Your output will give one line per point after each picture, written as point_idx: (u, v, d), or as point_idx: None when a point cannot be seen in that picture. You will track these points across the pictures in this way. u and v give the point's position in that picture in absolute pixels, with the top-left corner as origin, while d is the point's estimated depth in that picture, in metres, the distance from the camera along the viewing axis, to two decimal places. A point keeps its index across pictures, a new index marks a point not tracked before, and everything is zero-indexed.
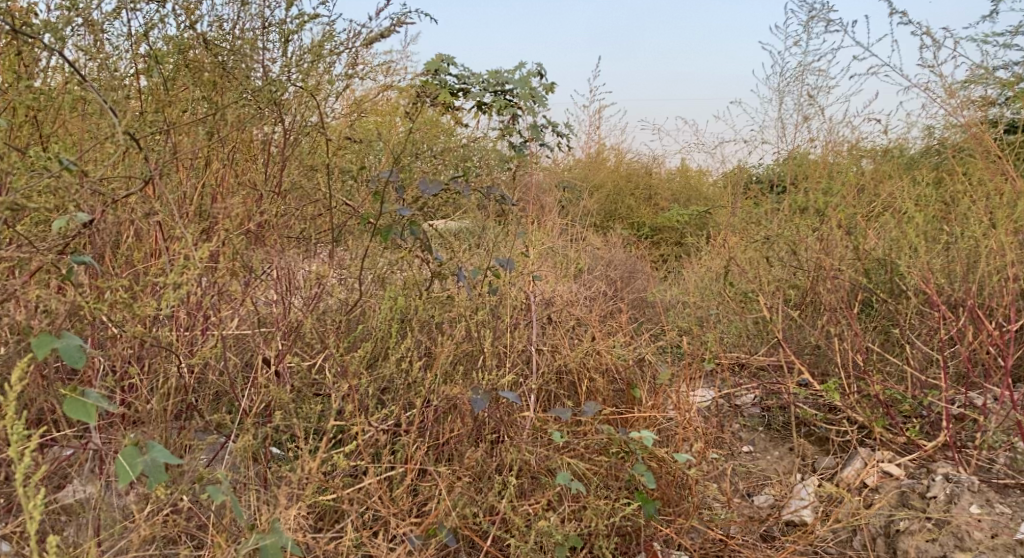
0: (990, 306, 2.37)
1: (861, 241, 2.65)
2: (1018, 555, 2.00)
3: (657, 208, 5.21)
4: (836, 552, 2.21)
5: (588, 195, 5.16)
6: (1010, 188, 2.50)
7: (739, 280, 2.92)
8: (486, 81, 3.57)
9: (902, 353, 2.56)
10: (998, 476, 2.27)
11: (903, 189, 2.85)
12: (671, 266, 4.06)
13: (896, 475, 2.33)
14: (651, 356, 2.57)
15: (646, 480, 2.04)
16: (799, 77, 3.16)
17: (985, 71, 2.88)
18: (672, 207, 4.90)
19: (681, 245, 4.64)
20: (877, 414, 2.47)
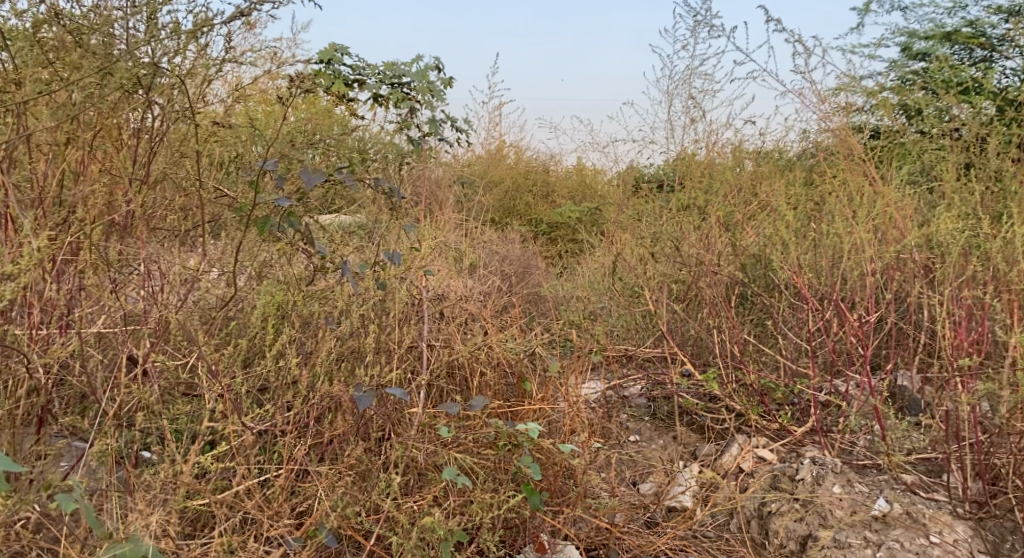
0: (851, 299, 2.54)
1: (739, 238, 2.82)
2: (872, 530, 2.16)
3: (554, 206, 5.28)
4: (714, 535, 2.33)
5: (486, 191, 5.17)
6: (871, 189, 2.69)
7: (628, 276, 3.00)
8: (382, 73, 3.50)
9: (775, 344, 2.70)
10: (858, 457, 2.44)
11: (779, 189, 3.01)
12: (565, 262, 4.12)
13: (769, 460, 2.48)
14: (542, 350, 2.61)
15: (532, 472, 2.04)
16: (687, 81, 3.27)
17: (852, 80, 3.07)
18: (568, 204, 4.97)
19: (577, 241, 4.73)
20: (752, 402, 2.60)
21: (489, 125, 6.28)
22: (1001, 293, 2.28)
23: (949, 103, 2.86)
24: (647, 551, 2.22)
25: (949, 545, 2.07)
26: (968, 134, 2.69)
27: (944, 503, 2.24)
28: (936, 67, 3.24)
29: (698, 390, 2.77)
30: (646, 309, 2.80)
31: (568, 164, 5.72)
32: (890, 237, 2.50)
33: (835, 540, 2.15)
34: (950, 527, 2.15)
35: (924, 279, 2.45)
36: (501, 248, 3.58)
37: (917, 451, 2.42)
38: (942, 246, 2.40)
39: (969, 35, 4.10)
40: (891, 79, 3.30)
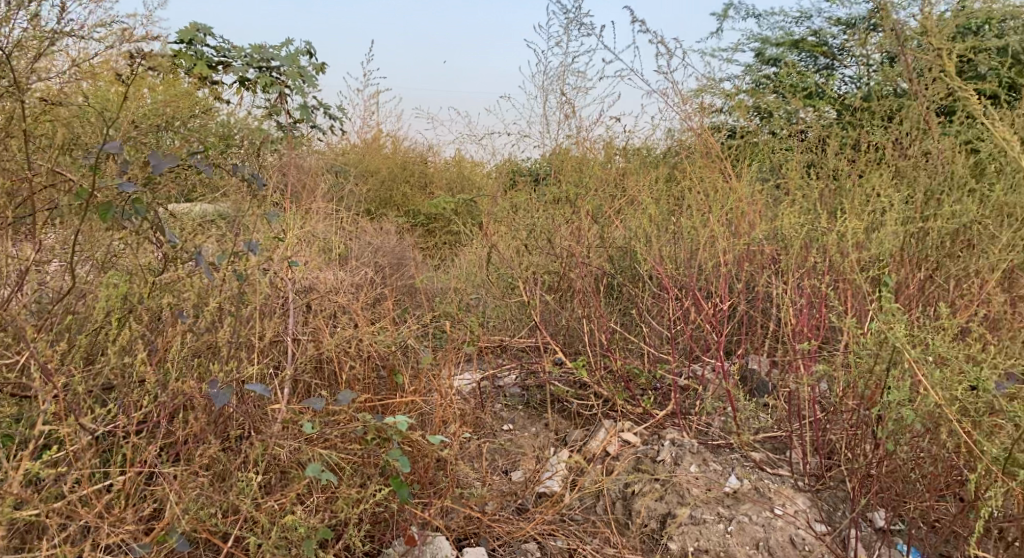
0: (708, 288, 2.69)
1: (606, 230, 2.94)
2: (724, 506, 2.32)
3: (432, 197, 5.27)
4: (581, 518, 2.42)
5: (362, 181, 5.08)
6: (726, 185, 2.86)
7: (502, 267, 3.03)
8: (249, 56, 3.35)
9: (641, 332, 2.82)
10: (713, 438, 2.59)
11: (645, 183, 3.14)
12: (441, 253, 4.12)
13: (633, 443, 2.59)
14: (414, 341, 2.60)
15: (400, 465, 2.00)
16: (561, 78, 3.35)
17: (712, 82, 3.24)
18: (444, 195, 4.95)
19: (455, 232, 4.73)
20: (619, 388, 2.71)
21: (366, 114, 6.15)
22: (836, 282, 2.49)
23: (795, 107, 3.08)
24: (516, 537, 2.28)
25: (790, 516, 2.25)
26: (810, 136, 2.91)
27: (787, 477, 2.43)
28: (785, 72, 3.48)
29: (569, 378, 2.85)
30: (519, 300, 2.84)
31: (448, 156, 5.71)
32: (742, 230, 2.67)
33: (691, 517, 2.28)
34: (792, 499, 2.34)
35: (771, 269, 2.64)
36: (374, 238, 3.52)
37: (766, 430, 2.60)
38: (787, 239, 2.59)
39: (813, 44, 4.43)
40: (746, 82, 3.51)
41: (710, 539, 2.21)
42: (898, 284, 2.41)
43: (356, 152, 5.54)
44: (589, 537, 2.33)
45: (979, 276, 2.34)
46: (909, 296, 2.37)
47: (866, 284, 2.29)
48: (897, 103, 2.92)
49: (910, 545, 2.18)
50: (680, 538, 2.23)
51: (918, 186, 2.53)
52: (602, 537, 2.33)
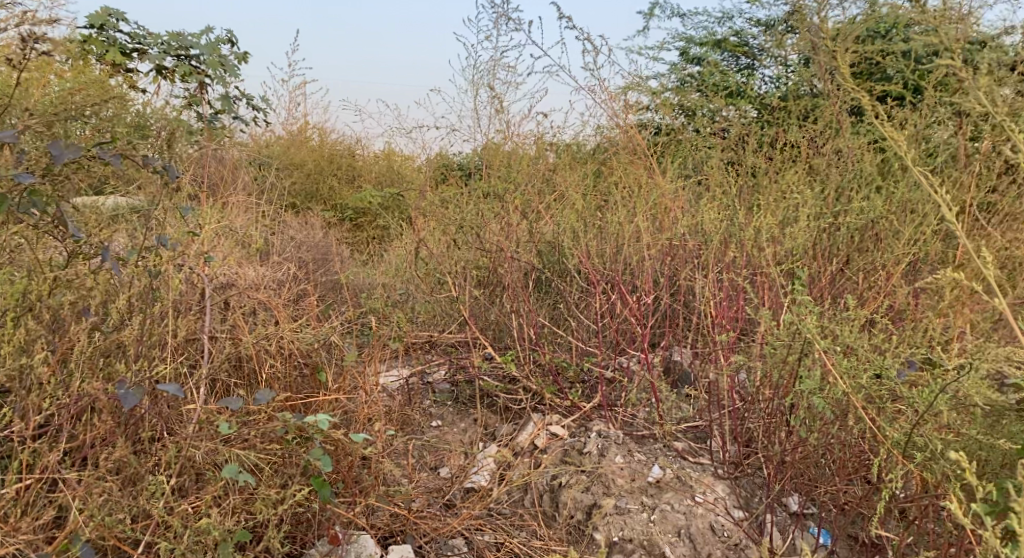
0: (634, 282, 2.73)
1: (535, 225, 2.95)
2: (648, 495, 2.37)
3: (360, 191, 5.22)
4: (509, 512, 2.43)
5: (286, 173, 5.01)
6: (651, 181, 2.91)
7: (430, 261, 3.01)
8: (166, 43, 3.21)
9: (569, 326, 2.85)
10: (639, 429, 2.65)
11: (573, 178, 3.16)
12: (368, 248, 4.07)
13: (560, 436, 2.62)
14: (339, 338, 2.55)
15: (322, 465, 1.95)
16: (492, 72, 3.34)
17: (639, 80, 3.30)
18: (372, 189, 4.89)
19: (384, 226, 4.67)
20: (547, 382, 2.73)
21: (292, 105, 6.01)
22: (753, 276, 2.57)
23: (718, 106, 3.16)
24: (443, 534, 2.26)
25: (710, 503, 2.32)
26: (731, 133, 2.99)
27: (707, 465, 2.50)
28: (708, 72, 3.56)
29: (498, 373, 2.85)
30: (447, 295, 2.83)
31: (378, 150, 5.63)
32: (665, 225, 2.73)
33: (616, 507, 2.32)
34: (711, 486, 2.40)
35: (694, 263, 2.70)
36: (298, 233, 3.44)
37: (688, 420, 2.67)
38: (708, 234, 2.66)
39: (734, 44, 4.53)
40: (671, 80, 3.57)
41: (634, 527, 2.25)
42: (810, 277, 2.51)
43: (282, 144, 5.45)
44: (516, 530, 2.34)
45: (884, 270, 2.46)
46: (820, 289, 2.47)
47: (780, 277, 2.38)
48: (812, 103, 3.02)
49: (822, 528, 2.28)
50: (605, 527, 2.26)
51: (830, 183, 2.63)
52: (529, 530, 2.35)
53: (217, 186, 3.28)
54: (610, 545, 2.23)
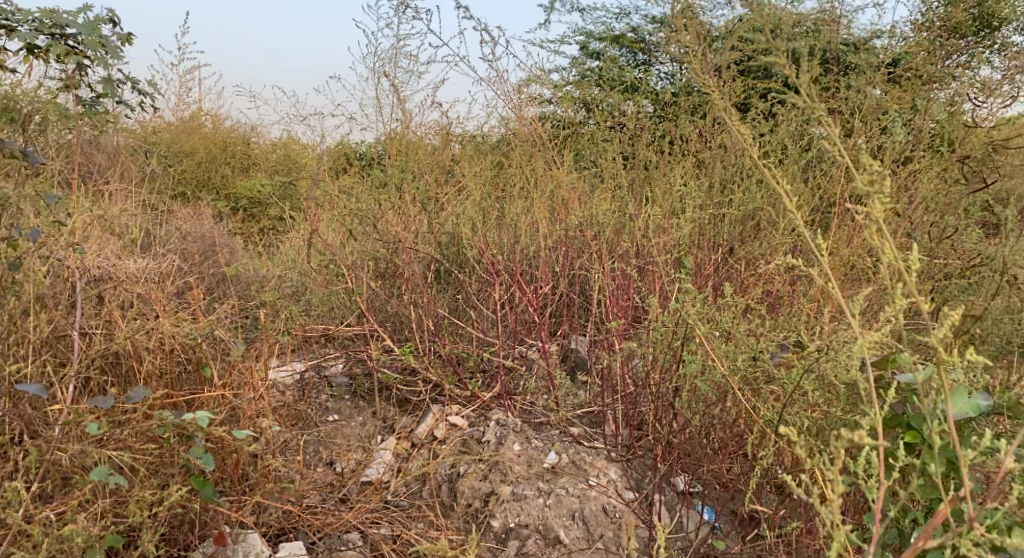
0: (532, 271, 2.75)
1: (434, 215, 2.93)
2: (544, 481, 2.41)
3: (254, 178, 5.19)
4: (406, 504, 2.42)
5: (176, 162, 4.95)
6: (548, 173, 2.94)
7: (326, 253, 2.94)
8: (38, 21, 3.01)
9: (468, 317, 2.85)
10: (537, 416, 2.68)
11: (477, 169, 3.11)
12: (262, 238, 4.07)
13: (459, 426, 2.62)
14: (227, 331, 2.47)
15: (203, 463, 1.87)
16: (393, 61, 3.29)
17: (540, 73, 3.33)
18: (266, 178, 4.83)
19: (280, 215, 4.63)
20: (446, 372, 2.73)
21: (184, 90, 5.80)
22: (645, 265, 2.65)
23: (618, 100, 3.20)
24: (335, 529, 2.24)
25: (603, 486, 2.38)
26: (627, 127, 3.05)
27: (601, 449, 2.57)
28: (607, 66, 3.62)
29: (397, 364, 2.83)
30: (344, 287, 2.78)
31: (277, 138, 5.46)
32: (561, 216, 2.77)
33: (513, 493, 2.36)
34: (605, 470, 2.47)
35: (589, 253, 2.75)
36: (185, 223, 3.30)
37: (584, 406, 2.73)
38: (602, 225, 2.72)
39: (631, 40, 4.64)
40: (571, 74, 3.63)
41: (530, 513, 2.29)
42: (697, 266, 2.61)
43: (174, 132, 5.38)
44: (413, 521, 2.34)
45: (764, 259, 2.59)
46: (706, 278, 2.57)
47: (668, 266, 2.46)
48: (703, 99, 3.12)
49: (706, 505, 2.39)
50: (502, 514, 2.30)
51: (716, 176, 2.74)
52: (427, 521, 2.35)
53: (95, 175, 3.11)
54: (506, 531, 2.26)
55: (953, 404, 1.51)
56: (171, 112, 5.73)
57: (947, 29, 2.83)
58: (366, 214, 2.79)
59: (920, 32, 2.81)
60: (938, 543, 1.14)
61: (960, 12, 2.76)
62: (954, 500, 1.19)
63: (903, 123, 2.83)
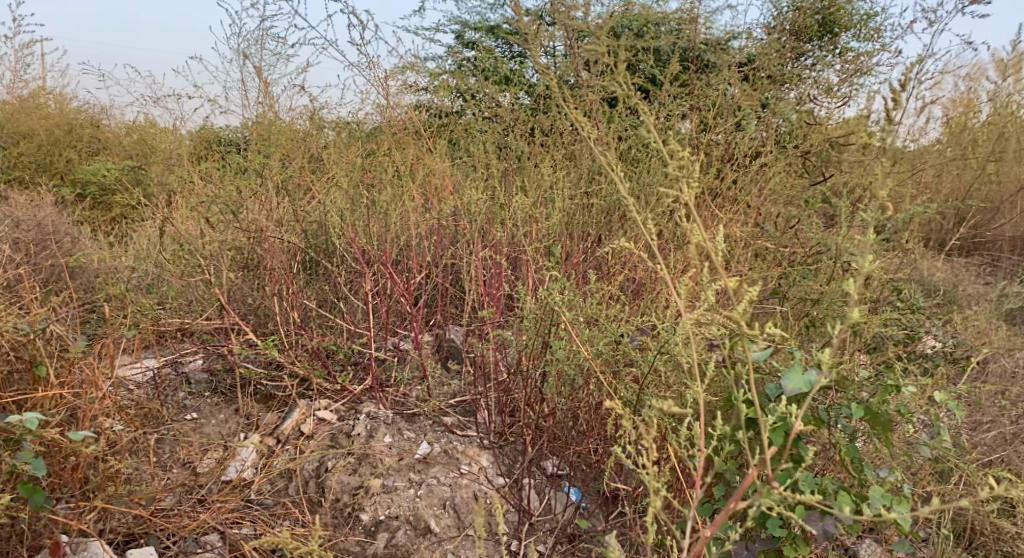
0: (403, 261, 2.72)
1: (300, 202, 2.82)
2: (415, 472, 2.39)
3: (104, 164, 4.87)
4: (271, 502, 2.33)
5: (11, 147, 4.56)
6: (420, 161, 2.90)
7: (183, 243, 2.78)
8: None
9: (339, 309, 2.78)
10: (409, 407, 2.65)
11: (348, 157, 3.00)
12: (112, 229, 3.84)
13: (328, 420, 2.56)
14: (66, 327, 2.29)
15: (31, 469, 1.72)
16: (260, 42, 3.16)
17: (415, 60, 3.26)
18: (116, 163, 4.55)
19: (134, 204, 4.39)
20: (315, 365, 2.65)
21: (21, 68, 5.33)
22: (515, 254, 2.68)
23: (492, 90, 3.19)
24: (191, 532, 2.13)
25: (474, 473, 2.40)
26: (500, 117, 3.05)
27: (474, 437, 2.58)
28: (483, 55, 3.61)
29: (262, 359, 2.72)
30: (202, 279, 2.64)
31: (132, 122, 5.11)
32: (432, 205, 2.75)
33: (383, 486, 2.33)
34: (476, 457, 2.49)
35: (460, 243, 2.74)
36: (20, 211, 3.03)
37: (457, 396, 2.73)
38: (473, 214, 2.71)
39: (507, 31, 4.66)
40: (447, 63, 3.59)
41: (400, 504, 2.28)
42: (565, 255, 2.66)
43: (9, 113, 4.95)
44: (277, 519, 2.26)
45: (628, 248, 2.68)
46: (573, 266, 2.63)
47: (535, 253, 2.50)
48: (575, 92, 3.16)
49: (574, 487, 2.44)
50: (372, 507, 2.27)
51: (583, 167, 2.80)
52: (293, 518, 2.28)
53: None
54: (375, 524, 2.23)
55: (791, 384, 1.72)
56: (7, 90, 5.26)
57: (793, 31, 3.02)
58: (227, 202, 2.66)
59: (770, 33, 2.99)
60: (746, 502, 1.36)
61: (805, 16, 2.95)
62: (760, 467, 1.43)
63: (757, 121, 2.99)
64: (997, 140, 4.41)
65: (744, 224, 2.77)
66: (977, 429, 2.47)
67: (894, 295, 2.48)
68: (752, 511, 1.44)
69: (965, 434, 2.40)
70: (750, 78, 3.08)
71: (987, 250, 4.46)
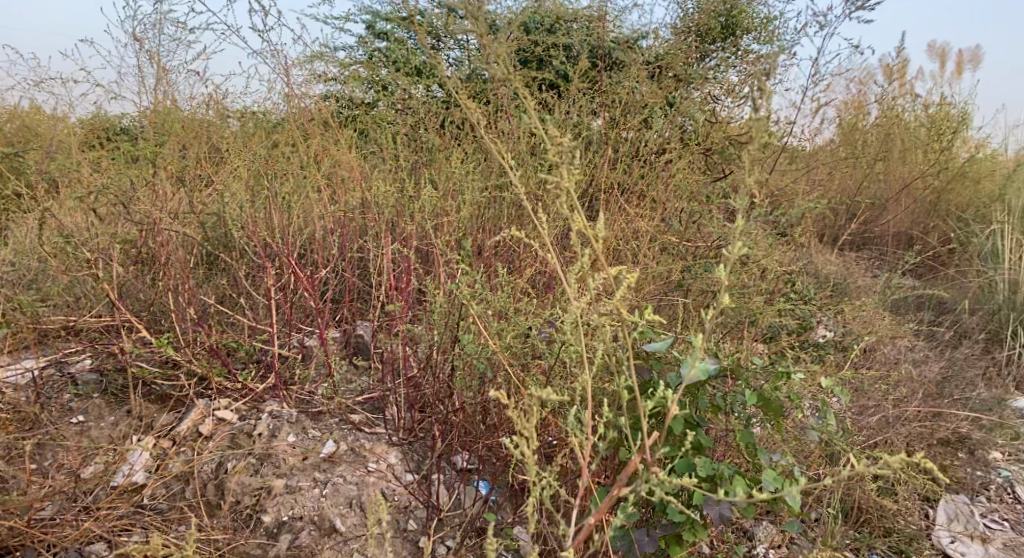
0: (309, 255, 2.65)
1: (199, 194, 2.71)
2: (320, 471, 2.33)
3: None
4: (164, 507, 2.22)
5: None
6: (327, 153, 2.83)
7: (69, 237, 2.61)
8: None
9: (240, 305, 2.68)
10: (315, 405, 2.58)
11: (251, 148, 2.91)
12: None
13: (228, 420, 2.47)
14: None
15: None
16: (157, 27, 3.01)
17: (323, 50, 3.19)
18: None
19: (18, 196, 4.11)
20: (214, 363, 2.55)
21: None
22: (424, 248, 2.66)
23: (402, 82, 3.16)
24: (73, 541, 2.01)
25: (381, 470, 2.36)
26: (411, 110, 3.01)
27: (382, 434, 2.53)
28: (394, 47, 3.56)
29: (157, 358, 2.59)
30: (90, 274, 2.49)
31: (15, 107, 4.78)
32: (339, 198, 2.69)
33: (286, 486, 2.26)
34: (384, 454, 2.45)
35: (367, 236, 2.69)
36: None
37: (365, 392, 2.68)
38: (380, 207, 2.67)
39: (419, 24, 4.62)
40: (357, 53, 3.53)
41: (305, 505, 2.21)
42: (474, 248, 2.66)
43: None
44: (171, 524, 2.16)
45: (536, 241, 2.70)
46: (482, 260, 2.63)
47: (444, 247, 2.48)
48: (485, 86, 3.17)
49: (484, 480, 2.42)
50: (274, 509, 2.20)
51: (493, 160, 2.80)
52: (188, 523, 2.18)
53: None
54: (278, 525, 2.17)
55: (688, 372, 1.70)
56: None
57: (697, 32, 3.11)
58: (118, 193, 2.52)
59: (675, 33, 3.07)
60: (628, 488, 1.41)
61: (708, 17, 3.05)
62: (641, 453, 1.49)
63: (662, 118, 3.07)
64: (884, 141, 4.71)
65: (649, 219, 2.83)
66: (862, 413, 2.62)
67: (788, 287, 2.60)
68: (635, 497, 1.48)
69: (851, 418, 2.54)
70: (656, 76, 3.16)
71: (875, 244, 4.76)
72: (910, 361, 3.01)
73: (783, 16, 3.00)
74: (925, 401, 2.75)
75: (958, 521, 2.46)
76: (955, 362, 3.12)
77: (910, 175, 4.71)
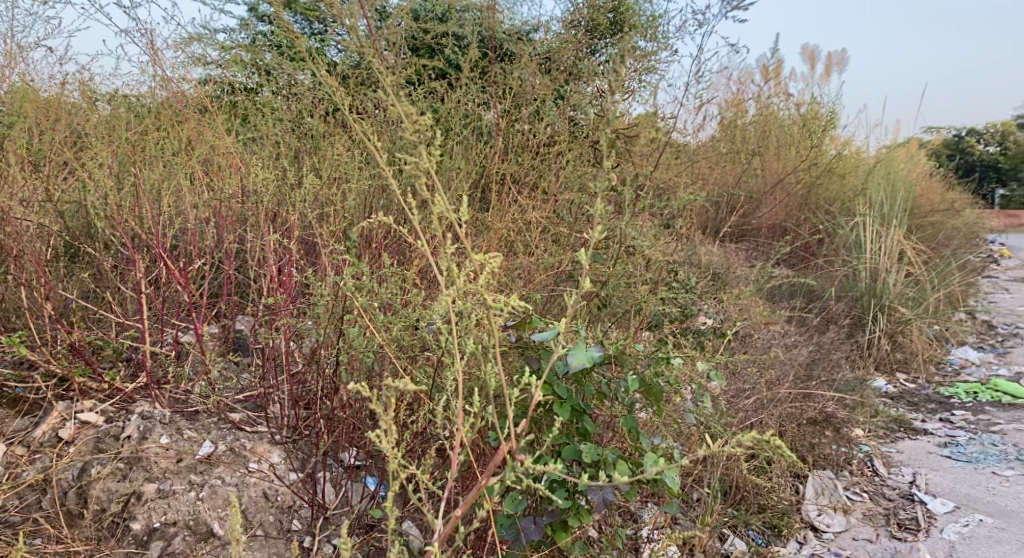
0: (184, 246, 2.50)
1: (57, 181, 2.51)
2: (196, 473, 2.21)
3: None
4: (17, 520, 2.04)
5: None
6: (202, 138, 2.70)
7: None
8: None
9: (107, 301, 2.51)
10: (190, 405, 2.45)
11: (116, 132, 2.72)
12: None
13: (92, 423, 2.30)
14: None
15: None
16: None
17: (202, 30, 3.03)
18: None
19: None
20: (76, 362, 2.37)
21: None
22: (309, 239, 2.57)
23: (285, 67, 3.05)
24: None
25: (262, 470, 2.26)
26: (295, 96, 2.91)
27: (265, 433, 2.43)
28: (278, 30, 3.44)
29: (10, 359, 2.39)
30: None
31: None
32: (216, 185, 2.56)
33: (158, 491, 2.13)
34: (266, 454, 2.35)
35: (247, 227, 2.57)
36: None
37: (245, 390, 2.56)
38: (260, 196, 2.55)
39: None
40: (238, 36, 3.38)
41: (178, 509, 2.10)
42: (360, 239, 2.60)
43: None
44: (23, 538, 1.99)
45: (425, 232, 2.67)
46: (369, 250, 2.56)
47: (329, 237, 2.40)
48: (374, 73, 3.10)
49: (371, 476, 2.37)
50: (144, 515, 2.07)
51: (380, 149, 2.75)
52: (45, 536, 2.02)
53: None
54: (148, 533, 2.04)
55: (574, 359, 1.75)
56: None
57: (586, 27, 3.17)
58: None
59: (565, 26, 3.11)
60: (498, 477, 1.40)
61: (596, 13, 3.10)
62: (514, 440, 1.50)
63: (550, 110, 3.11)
64: (763, 138, 4.97)
65: (538, 210, 2.86)
66: (739, 397, 2.74)
67: (670, 275, 2.69)
68: (507, 486, 1.48)
69: (728, 402, 2.65)
70: (546, 68, 3.19)
71: (752, 236, 5.00)
72: (781, 345, 3.19)
73: (666, 14, 3.10)
74: (795, 383, 2.92)
75: (824, 495, 2.65)
76: (823, 346, 3.34)
77: (783, 170, 5.00)
